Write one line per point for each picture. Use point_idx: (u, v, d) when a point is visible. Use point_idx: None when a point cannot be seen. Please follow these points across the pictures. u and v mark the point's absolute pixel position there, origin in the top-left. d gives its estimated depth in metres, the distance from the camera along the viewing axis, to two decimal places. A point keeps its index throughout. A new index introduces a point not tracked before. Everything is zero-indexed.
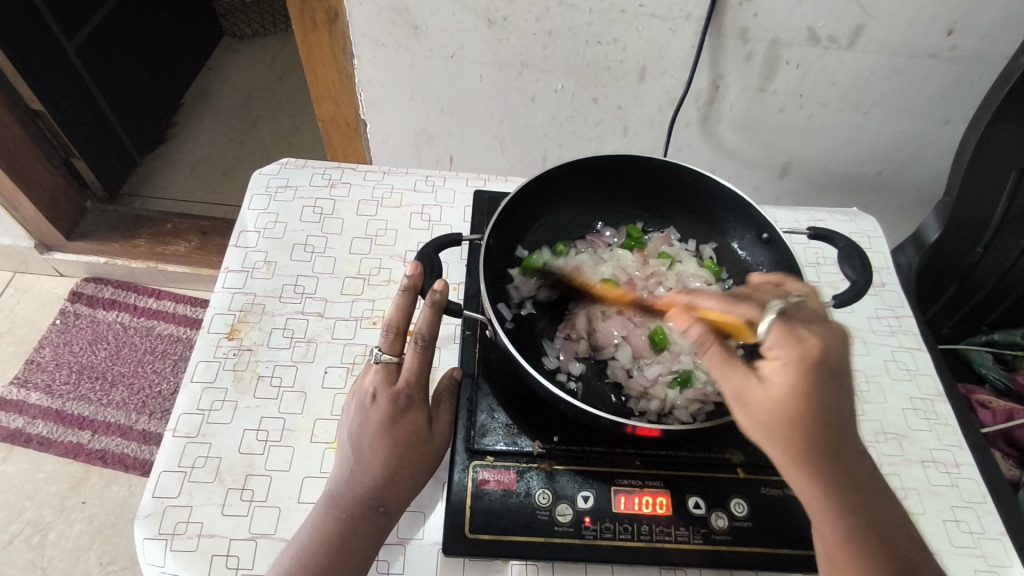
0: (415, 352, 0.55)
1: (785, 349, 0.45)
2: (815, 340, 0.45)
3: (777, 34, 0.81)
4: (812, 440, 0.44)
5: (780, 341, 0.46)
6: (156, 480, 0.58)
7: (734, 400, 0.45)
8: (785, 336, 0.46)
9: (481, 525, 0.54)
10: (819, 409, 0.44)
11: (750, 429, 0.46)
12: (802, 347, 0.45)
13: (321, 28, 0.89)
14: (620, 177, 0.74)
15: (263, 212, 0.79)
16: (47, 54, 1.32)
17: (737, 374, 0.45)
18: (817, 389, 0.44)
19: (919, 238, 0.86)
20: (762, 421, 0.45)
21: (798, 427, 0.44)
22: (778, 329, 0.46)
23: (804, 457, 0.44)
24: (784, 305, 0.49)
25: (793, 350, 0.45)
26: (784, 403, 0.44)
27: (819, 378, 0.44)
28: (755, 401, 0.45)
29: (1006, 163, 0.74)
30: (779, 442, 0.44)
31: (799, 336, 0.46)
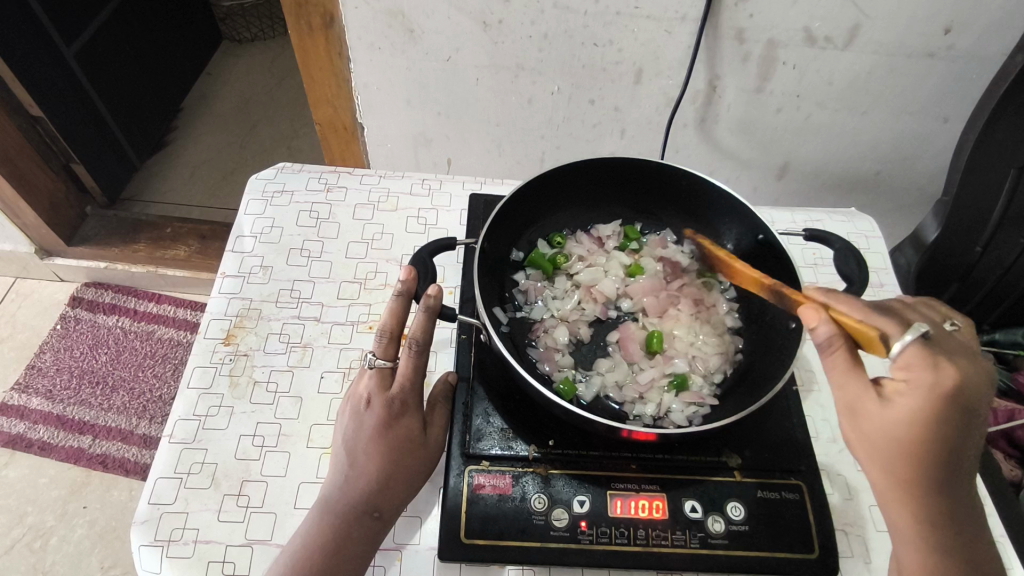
0: (409, 357, 0.55)
1: (918, 374, 0.45)
2: (953, 370, 0.44)
3: (774, 34, 0.80)
4: (921, 466, 0.45)
5: (912, 362, 0.45)
6: (152, 486, 0.58)
7: (849, 409, 0.48)
8: (920, 358, 0.45)
9: (477, 530, 0.54)
10: (944, 434, 0.44)
11: (859, 440, 0.48)
12: (936, 376, 0.44)
13: (318, 32, 0.89)
14: (615, 179, 0.74)
15: (259, 217, 0.79)
16: (46, 60, 1.33)
17: (855, 385, 0.47)
18: (944, 420, 0.44)
19: (920, 237, 0.87)
20: (870, 435, 0.47)
21: (911, 453, 0.45)
22: (916, 349, 0.45)
23: (908, 479, 0.46)
24: (927, 329, 0.46)
25: (926, 376, 0.45)
26: (904, 426, 0.45)
27: (947, 411, 0.44)
28: (873, 416, 0.46)
29: (1006, 161, 0.73)
30: (889, 461, 0.46)
31: (937, 362, 0.45)
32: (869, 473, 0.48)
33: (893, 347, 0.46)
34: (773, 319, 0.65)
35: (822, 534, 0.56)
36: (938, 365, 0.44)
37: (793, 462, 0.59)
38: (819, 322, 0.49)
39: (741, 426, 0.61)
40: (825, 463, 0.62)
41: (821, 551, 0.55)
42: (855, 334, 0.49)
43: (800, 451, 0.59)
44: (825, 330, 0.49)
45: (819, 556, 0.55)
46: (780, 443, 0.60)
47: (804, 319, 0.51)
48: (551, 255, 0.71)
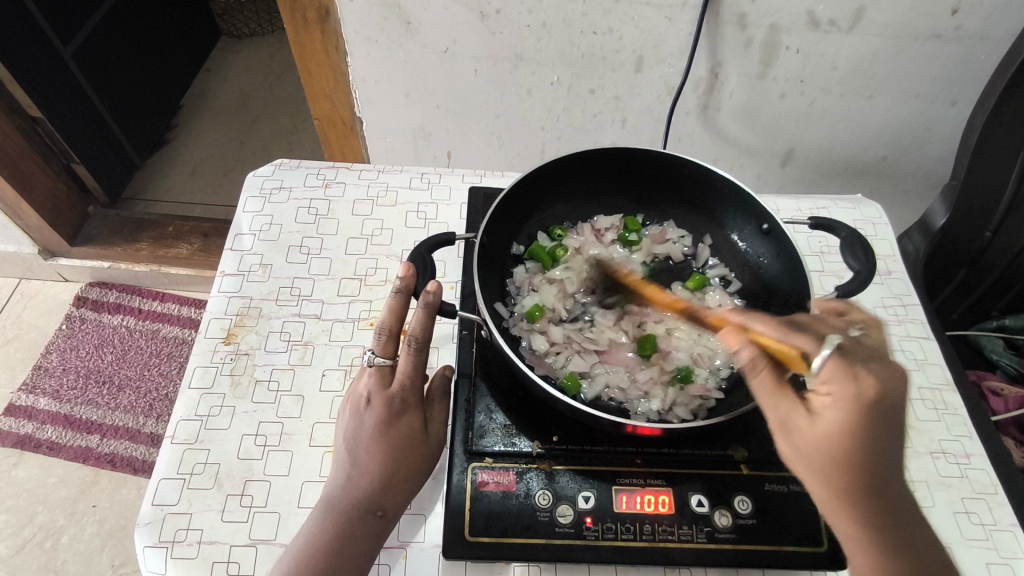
0: (409, 354, 0.54)
1: (839, 385, 0.44)
2: (870, 380, 0.44)
3: (776, 18, 0.79)
4: (853, 471, 0.44)
5: (832, 379, 0.44)
6: (155, 487, 0.58)
7: (780, 427, 0.46)
8: (840, 373, 0.44)
9: (482, 527, 0.53)
10: (870, 441, 0.43)
11: (793, 457, 0.46)
12: (856, 385, 0.43)
13: (313, 27, 0.88)
14: (616, 170, 0.72)
15: (258, 214, 0.78)
16: (44, 60, 1.32)
17: (785, 404, 0.46)
18: (870, 428, 0.43)
19: (925, 224, 0.82)
20: (804, 451, 0.45)
21: (843, 464, 0.44)
22: (832, 366, 0.44)
23: (845, 489, 0.44)
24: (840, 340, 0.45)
25: (848, 387, 0.44)
26: (833, 437, 0.44)
27: (872, 417, 0.43)
28: (803, 432, 0.45)
29: (1015, 147, 0.72)
30: (822, 473, 0.45)
31: (855, 374, 0.44)
32: (810, 488, 0.46)
33: (810, 365, 0.45)
34: (779, 311, 0.64)
35: (831, 526, 0.55)
36: (857, 376, 0.44)
37: None
38: (741, 346, 0.46)
39: (747, 419, 0.60)
40: None
41: (831, 544, 0.54)
42: (775, 355, 0.47)
43: None
44: (748, 351, 0.46)
45: (829, 549, 0.54)
46: None
47: (725, 343, 0.47)
48: (551, 249, 0.70)
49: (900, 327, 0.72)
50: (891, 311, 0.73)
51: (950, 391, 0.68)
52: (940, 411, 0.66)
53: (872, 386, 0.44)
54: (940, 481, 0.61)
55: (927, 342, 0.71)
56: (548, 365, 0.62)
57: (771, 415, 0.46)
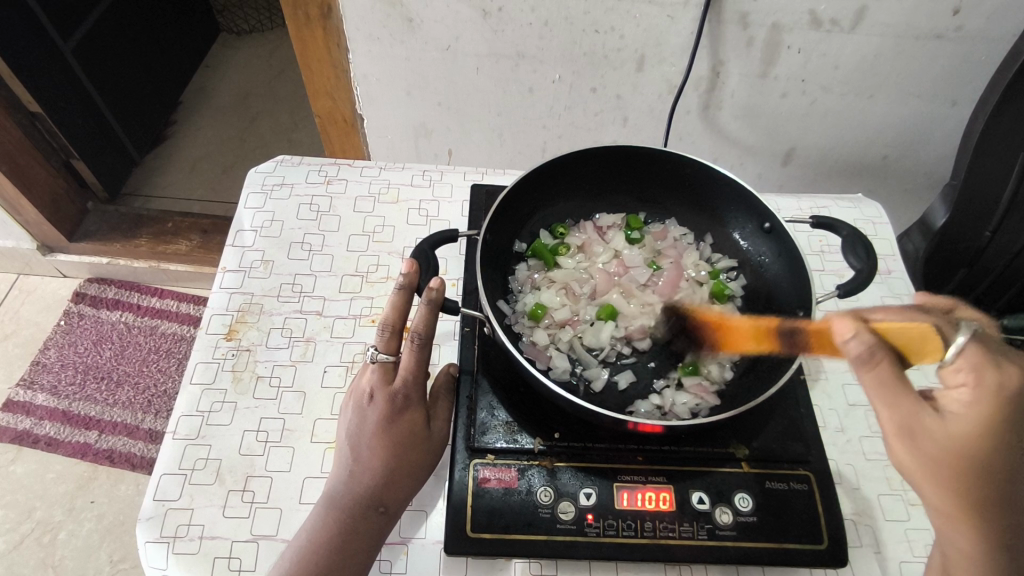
0: (412, 350, 0.54)
1: (975, 376, 0.44)
2: (1012, 371, 0.44)
3: (778, 18, 0.79)
4: (983, 474, 0.43)
5: (970, 365, 0.44)
6: (157, 482, 0.58)
7: (902, 430, 0.44)
8: (978, 360, 0.44)
9: (483, 523, 0.54)
10: (1005, 443, 0.43)
11: (913, 459, 0.45)
12: (994, 379, 0.43)
13: (315, 23, 0.88)
14: (619, 167, 0.72)
15: (260, 210, 0.78)
16: (43, 55, 1.32)
17: (911, 402, 0.44)
18: (1006, 428, 0.43)
19: (927, 224, 0.87)
20: (932, 453, 0.44)
21: (975, 464, 0.43)
22: (969, 352, 0.44)
23: (972, 495, 0.44)
24: (978, 328, 0.46)
25: (986, 380, 0.43)
26: (971, 440, 0.43)
27: (1012, 417, 0.43)
28: (931, 432, 0.44)
29: (1015, 146, 0.72)
30: (952, 479, 0.44)
31: (994, 365, 0.44)
32: (929, 497, 0.45)
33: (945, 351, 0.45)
34: (781, 309, 0.65)
35: (831, 524, 0.55)
36: (998, 368, 0.44)
37: (801, 453, 0.58)
38: (852, 336, 0.43)
39: (747, 416, 0.60)
40: (833, 453, 0.61)
41: (831, 541, 0.54)
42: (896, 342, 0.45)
43: (807, 441, 0.59)
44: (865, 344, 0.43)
45: (829, 546, 0.54)
46: (786, 433, 0.59)
47: (834, 332, 0.45)
48: (553, 246, 0.70)
49: None
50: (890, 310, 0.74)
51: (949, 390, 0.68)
52: None
53: (1014, 381, 0.43)
54: None
55: None
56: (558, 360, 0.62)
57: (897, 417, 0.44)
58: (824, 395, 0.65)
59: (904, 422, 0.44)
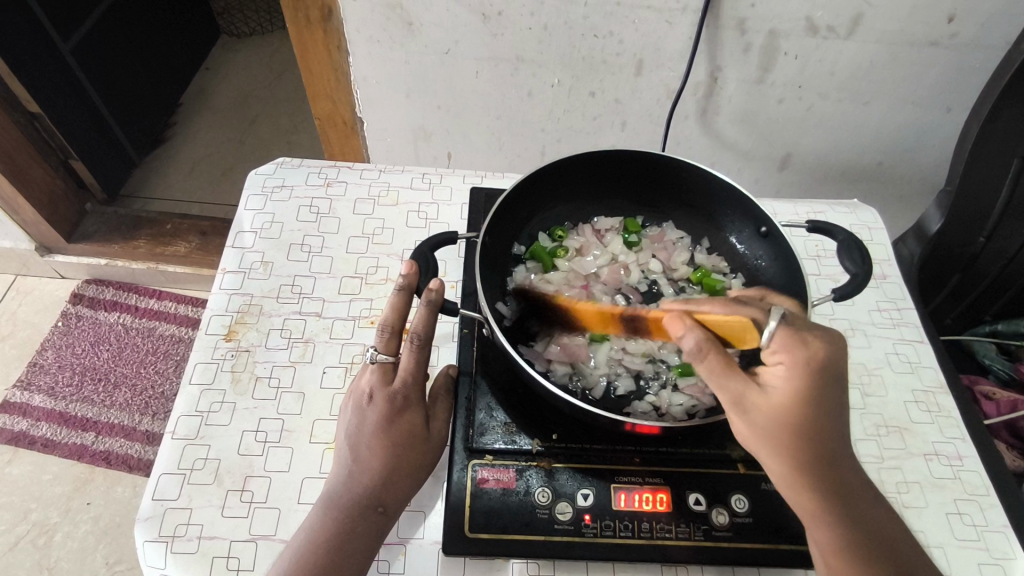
0: (411, 352, 0.55)
1: (788, 353, 0.46)
2: (818, 344, 0.46)
3: (775, 24, 0.80)
4: (805, 437, 0.46)
5: (782, 346, 0.46)
6: (155, 482, 0.58)
7: (735, 405, 0.47)
8: (788, 340, 0.46)
9: (481, 523, 0.54)
10: (820, 408, 0.46)
11: (752, 434, 0.47)
12: (805, 352, 0.46)
13: (315, 25, 0.89)
14: (615, 171, 0.73)
15: (260, 212, 0.79)
16: (43, 55, 1.32)
17: (736, 382, 0.46)
18: (819, 393, 0.46)
19: (920, 229, 0.85)
20: (760, 425, 0.46)
21: (796, 431, 0.46)
22: (782, 336, 0.46)
23: (802, 460, 0.46)
24: (786, 311, 0.47)
25: (797, 355, 0.46)
26: (786, 409, 0.46)
27: (822, 385, 0.46)
28: (757, 406, 0.46)
29: (1009, 151, 0.73)
30: (781, 442, 0.46)
31: (804, 340, 0.46)
32: (768, 464, 0.48)
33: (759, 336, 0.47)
34: None
35: None
36: (806, 343, 0.46)
37: None
38: (684, 333, 0.47)
39: None
40: None
41: None
42: (724, 331, 0.49)
43: None
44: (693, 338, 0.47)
45: None
46: None
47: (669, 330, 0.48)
48: (551, 248, 0.71)
49: (896, 331, 0.73)
50: (886, 315, 0.74)
51: (944, 393, 0.69)
52: (933, 414, 0.67)
53: (818, 354, 0.46)
54: (934, 483, 0.62)
55: (921, 345, 0.72)
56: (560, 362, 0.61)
57: (726, 394, 0.47)
58: None
59: (734, 400, 0.47)
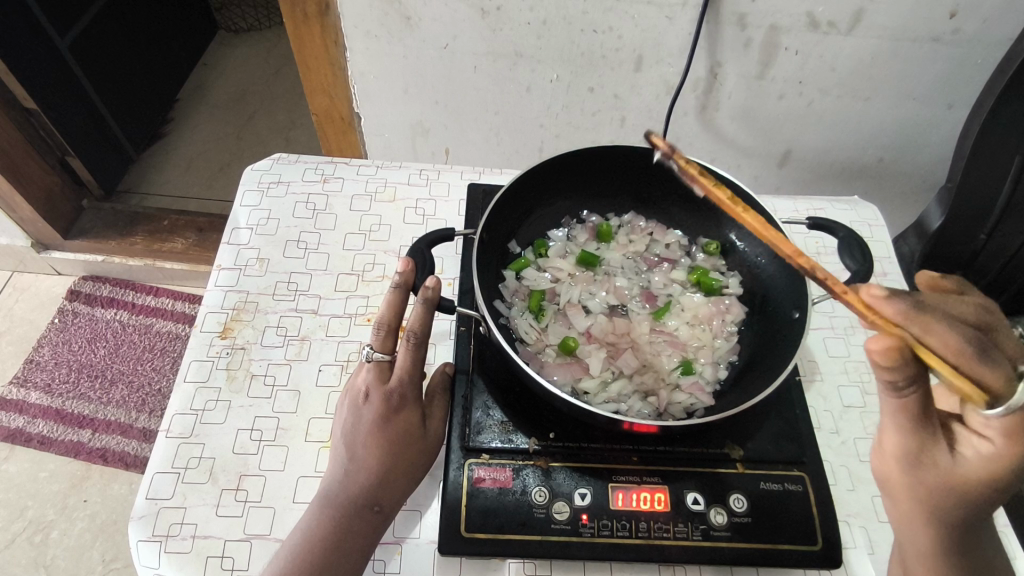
0: (408, 349, 0.54)
1: (1005, 419, 0.41)
2: None
3: (776, 19, 0.79)
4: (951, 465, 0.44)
5: (1001, 409, 0.41)
6: (149, 481, 0.57)
7: (903, 422, 0.43)
8: (1021, 418, 0.40)
9: (477, 523, 0.53)
10: (996, 442, 0.42)
11: (888, 440, 0.45)
12: (1022, 421, 0.40)
13: (312, 20, 0.88)
14: (615, 167, 0.72)
15: (256, 208, 0.78)
16: (38, 51, 1.31)
17: (914, 413, 0.42)
18: (1007, 442, 0.41)
19: (922, 225, 0.86)
20: (908, 436, 0.44)
21: (931, 446, 0.44)
22: (1018, 405, 0.39)
23: (929, 472, 0.44)
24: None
25: (1012, 419, 0.40)
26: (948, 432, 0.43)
27: (1021, 436, 0.41)
28: (922, 422, 0.43)
29: (1010, 149, 0.72)
30: (917, 460, 0.44)
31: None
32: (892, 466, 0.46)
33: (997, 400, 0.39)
34: (777, 308, 0.64)
35: (825, 526, 0.55)
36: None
37: (796, 454, 0.58)
38: (891, 371, 0.39)
39: (742, 417, 0.60)
40: (829, 454, 0.61)
41: (826, 543, 0.54)
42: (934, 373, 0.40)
43: (803, 443, 0.59)
44: (897, 374, 0.40)
45: (824, 548, 0.54)
46: (782, 436, 0.59)
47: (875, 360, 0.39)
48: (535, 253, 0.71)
49: None
50: None
51: None
52: None
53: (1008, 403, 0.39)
54: None
55: None
56: (564, 369, 0.61)
57: (895, 411, 0.43)
58: (820, 397, 0.65)
59: (898, 416, 0.43)
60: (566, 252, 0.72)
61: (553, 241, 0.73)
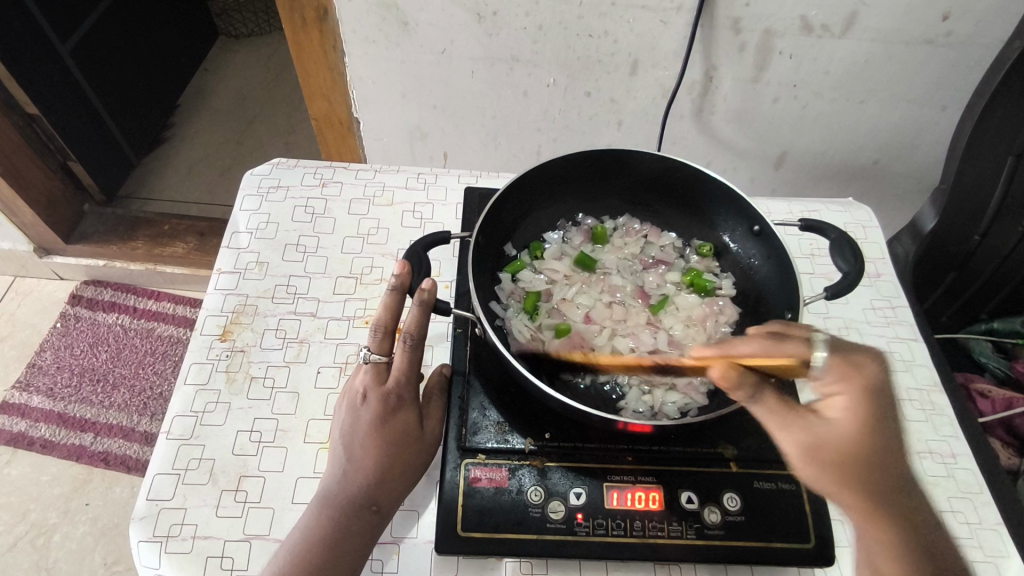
0: (404, 351, 0.55)
1: (840, 378, 0.51)
2: (862, 369, 0.52)
3: (769, 23, 0.80)
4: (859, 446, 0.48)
5: (835, 373, 0.51)
6: (150, 483, 0.58)
7: (785, 420, 0.50)
8: (840, 366, 0.51)
9: (474, 522, 0.54)
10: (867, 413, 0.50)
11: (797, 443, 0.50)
12: (852, 374, 0.52)
13: (311, 26, 0.89)
14: (609, 171, 0.73)
15: (255, 212, 0.79)
16: (40, 57, 1.32)
17: (794, 417, 0.50)
18: (866, 405, 0.50)
19: (915, 226, 0.85)
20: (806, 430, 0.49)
21: (829, 432, 0.49)
22: (834, 361, 0.52)
23: (844, 460, 0.48)
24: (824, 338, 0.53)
25: (847, 375, 0.51)
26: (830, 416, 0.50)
27: (865, 394, 0.51)
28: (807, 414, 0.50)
29: (1003, 150, 0.73)
30: (827, 448, 0.49)
31: (849, 364, 0.52)
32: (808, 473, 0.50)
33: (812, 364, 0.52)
34: (770, 310, 0.65)
35: (819, 524, 0.56)
36: (850, 366, 0.52)
37: None
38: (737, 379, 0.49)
39: (736, 417, 0.61)
40: None
41: (818, 541, 0.55)
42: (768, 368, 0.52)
43: None
44: (744, 386, 0.50)
45: (817, 546, 0.55)
46: None
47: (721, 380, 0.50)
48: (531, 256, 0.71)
49: (890, 329, 0.73)
50: (880, 313, 0.74)
51: (938, 392, 0.68)
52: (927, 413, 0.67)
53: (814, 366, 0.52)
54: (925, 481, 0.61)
55: (916, 344, 0.72)
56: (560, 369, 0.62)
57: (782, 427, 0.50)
58: None
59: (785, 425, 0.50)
60: (562, 253, 0.73)
61: (549, 243, 0.73)
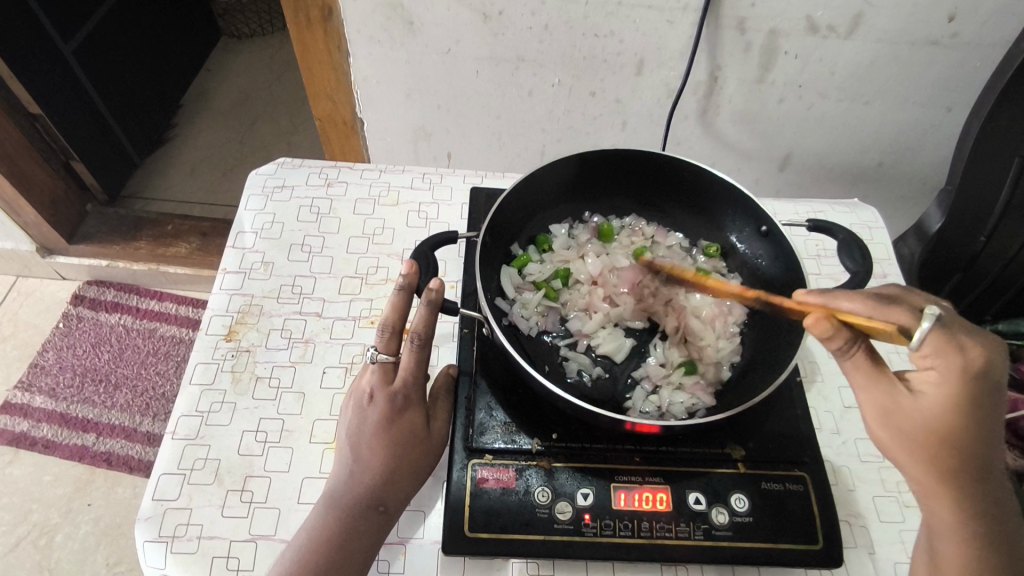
0: (412, 351, 0.55)
1: (942, 360, 0.44)
2: (975, 351, 0.44)
3: (775, 23, 0.80)
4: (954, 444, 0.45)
5: (935, 351, 0.44)
6: (155, 483, 0.58)
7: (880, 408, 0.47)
8: (941, 345, 0.44)
9: (481, 522, 0.54)
10: (970, 405, 0.44)
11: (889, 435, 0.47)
12: (963, 359, 0.43)
13: (316, 25, 0.89)
14: (616, 170, 0.73)
15: (260, 212, 0.79)
16: (43, 57, 1.32)
17: (885, 386, 0.46)
18: (972, 398, 0.44)
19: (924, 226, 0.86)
20: (899, 425, 0.46)
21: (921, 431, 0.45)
22: (934, 339, 0.44)
23: (936, 455, 0.46)
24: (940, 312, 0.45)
25: (953, 361, 0.44)
26: (927, 411, 0.45)
27: (974, 384, 0.44)
28: (902, 407, 0.46)
29: (1011, 150, 0.72)
30: (922, 448, 0.46)
31: (961, 346, 0.44)
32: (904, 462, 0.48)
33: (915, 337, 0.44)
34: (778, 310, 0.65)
35: (827, 525, 0.55)
36: (963, 347, 0.44)
37: (797, 454, 0.59)
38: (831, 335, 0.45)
39: (744, 418, 0.61)
40: (830, 454, 0.62)
41: (826, 542, 0.55)
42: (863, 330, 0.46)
43: (804, 443, 0.59)
44: (835, 339, 0.45)
45: (825, 547, 0.54)
46: (783, 436, 0.60)
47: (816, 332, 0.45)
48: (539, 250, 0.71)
49: None
50: None
51: None
52: None
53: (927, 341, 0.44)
54: None
55: None
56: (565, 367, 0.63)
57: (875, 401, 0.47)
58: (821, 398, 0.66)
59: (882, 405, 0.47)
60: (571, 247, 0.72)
61: (556, 237, 0.73)
